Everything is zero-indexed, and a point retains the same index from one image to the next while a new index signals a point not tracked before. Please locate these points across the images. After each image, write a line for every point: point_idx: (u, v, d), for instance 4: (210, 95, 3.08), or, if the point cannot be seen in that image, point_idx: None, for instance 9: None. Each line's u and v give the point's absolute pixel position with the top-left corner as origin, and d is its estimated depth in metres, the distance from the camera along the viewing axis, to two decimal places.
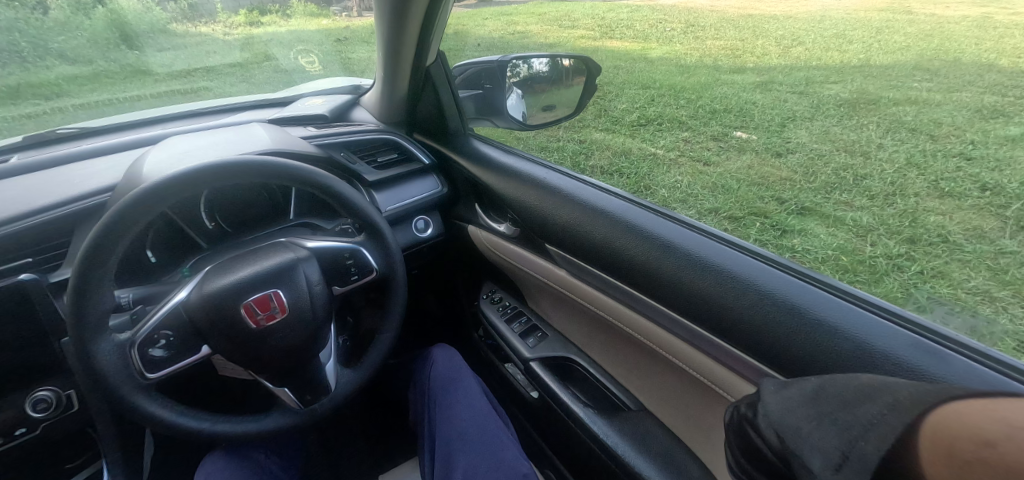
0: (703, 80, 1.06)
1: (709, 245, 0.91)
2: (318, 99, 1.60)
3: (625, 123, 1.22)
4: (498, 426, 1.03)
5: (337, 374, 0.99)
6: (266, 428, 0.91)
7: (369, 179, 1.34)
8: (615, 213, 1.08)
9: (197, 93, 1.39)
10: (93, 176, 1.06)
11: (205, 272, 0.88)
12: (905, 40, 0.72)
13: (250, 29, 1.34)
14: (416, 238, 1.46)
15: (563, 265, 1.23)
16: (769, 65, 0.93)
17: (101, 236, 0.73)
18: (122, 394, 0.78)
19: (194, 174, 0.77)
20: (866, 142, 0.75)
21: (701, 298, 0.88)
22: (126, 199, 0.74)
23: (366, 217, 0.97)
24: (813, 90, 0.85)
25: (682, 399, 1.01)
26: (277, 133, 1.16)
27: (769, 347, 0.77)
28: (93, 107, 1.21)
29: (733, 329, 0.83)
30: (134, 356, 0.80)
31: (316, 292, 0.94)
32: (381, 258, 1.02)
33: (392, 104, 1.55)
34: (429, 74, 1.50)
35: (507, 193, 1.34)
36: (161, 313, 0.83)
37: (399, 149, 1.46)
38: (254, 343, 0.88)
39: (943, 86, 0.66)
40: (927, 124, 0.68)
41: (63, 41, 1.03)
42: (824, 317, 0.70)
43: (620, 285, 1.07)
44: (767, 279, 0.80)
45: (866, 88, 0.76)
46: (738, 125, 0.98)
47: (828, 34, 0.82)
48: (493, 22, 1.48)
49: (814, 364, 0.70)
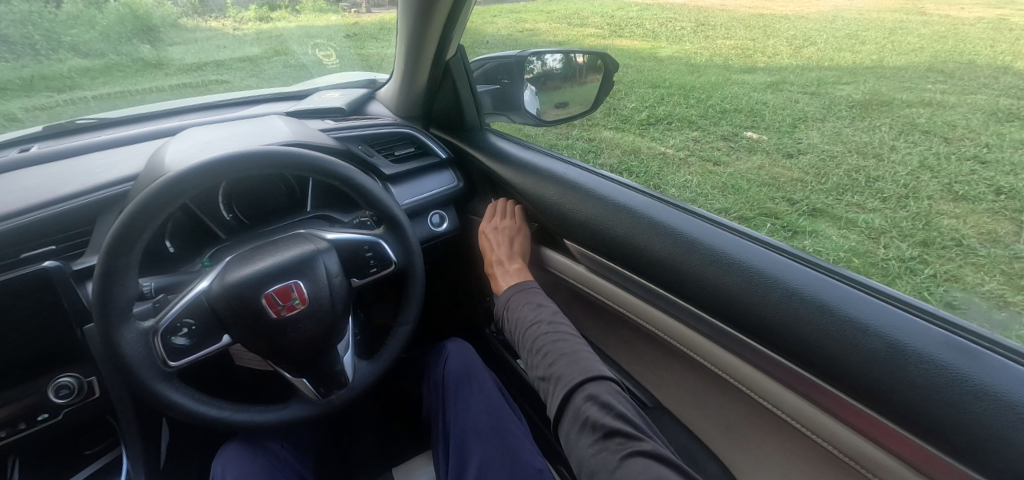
0: (714, 79, 1.04)
1: (733, 242, 0.91)
2: (334, 92, 1.62)
3: (635, 122, 1.23)
4: (511, 419, 1.03)
5: (355, 366, 0.99)
6: (286, 418, 0.91)
7: (386, 173, 1.34)
8: (635, 209, 1.09)
9: (207, 86, 1.40)
10: (114, 167, 1.07)
11: (227, 262, 0.89)
12: (918, 42, 0.70)
13: (260, 24, 1.34)
14: (431, 232, 1.44)
15: (582, 260, 1.24)
16: (781, 65, 0.91)
17: (128, 225, 0.73)
18: (144, 381, 0.78)
19: (219, 164, 0.78)
20: (879, 144, 0.75)
21: (727, 294, 0.88)
22: (153, 187, 0.75)
23: (386, 209, 0.98)
24: (824, 91, 0.84)
25: (699, 396, 1.02)
26: (296, 125, 1.17)
27: (793, 344, 0.78)
28: (108, 99, 1.22)
29: (758, 325, 0.83)
30: (157, 343, 0.80)
31: (335, 283, 0.93)
32: (400, 251, 1.03)
33: (409, 99, 1.56)
34: (448, 67, 1.50)
35: (522, 189, 1.35)
36: (183, 302, 0.83)
37: (416, 143, 1.46)
38: (275, 335, 0.88)
39: (957, 88, 0.65)
40: (942, 127, 0.67)
41: (75, 35, 1.04)
42: (856, 315, 0.71)
43: (638, 281, 1.08)
44: (797, 278, 0.80)
45: (879, 89, 0.74)
46: (749, 126, 0.97)
47: (840, 34, 0.81)
48: (502, 19, 1.43)
49: (840, 360, 0.71)
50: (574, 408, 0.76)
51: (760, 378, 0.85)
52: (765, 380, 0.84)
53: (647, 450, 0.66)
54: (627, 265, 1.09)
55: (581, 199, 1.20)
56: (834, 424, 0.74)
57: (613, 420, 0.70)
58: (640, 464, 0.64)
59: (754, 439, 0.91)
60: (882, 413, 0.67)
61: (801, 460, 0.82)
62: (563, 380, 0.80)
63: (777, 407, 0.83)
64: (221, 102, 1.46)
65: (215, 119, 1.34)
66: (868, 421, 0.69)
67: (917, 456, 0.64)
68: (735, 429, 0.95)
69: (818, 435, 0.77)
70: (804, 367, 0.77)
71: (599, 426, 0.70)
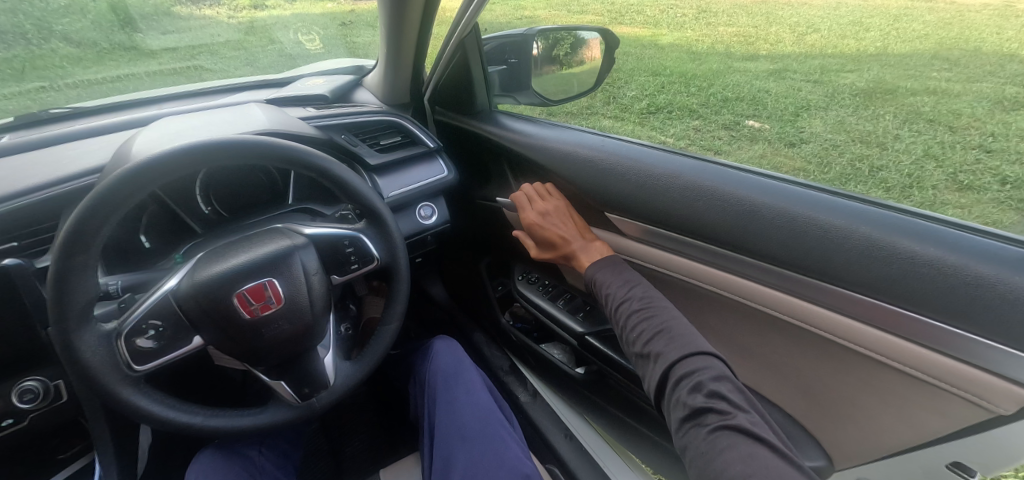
0: (714, 67, 1.07)
1: (782, 191, 0.90)
2: (320, 79, 1.55)
3: (634, 111, 1.22)
4: (499, 425, 1.02)
5: (337, 367, 0.96)
6: (262, 422, 0.88)
7: (370, 163, 1.29)
8: (683, 174, 1.04)
9: (191, 72, 1.34)
10: (83, 157, 1.02)
11: (197, 260, 0.85)
12: (923, 29, 0.74)
13: (254, 12, 1.34)
14: (420, 225, 1.39)
15: (629, 232, 1.16)
16: (783, 52, 0.93)
17: (84, 218, 0.68)
18: (107, 386, 0.74)
19: (185, 151, 0.74)
20: (883, 133, 0.80)
21: (793, 242, 0.85)
22: (112, 178, 0.70)
23: (365, 201, 0.95)
24: (828, 79, 0.87)
25: (756, 350, 0.99)
26: (275, 112, 1.15)
27: (866, 280, 0.76)
28: (85, 87, 1.16)
29: (826, 267, 0.81)
30: (121, 347, 0.77)
31: (314, 281, 0.91)
32: (382, 246, 1.01)
33: (398, 86, 1.49)
34: (463, 45, 1.38)
35: (550, 164, 1.29)
36: (150, 302, 0.80)
37: (404, 131, 1.41)
38: (249, 335, 0.85)
39: (962, 77, 0.70)
40: (946, 115, 0.72)
41: (68, 23, 1.05)
42: (926, 251, 0.71)
43: (697, 243, 1.02)
44: (870, 224, 0.77)
45: (884, 77, 0.79)
46: (750, 114, 1.01)
47: (844, 22, 0.84)
48: (501, 7, 1.29)
49: (923, 289, 0.70)
50: (671, 389, 0.72)
51: (833, 317, 0.82)
52: (840, 318, 0.81)
53: (742, 427, 0.61)
54: (679, 227, 1.04)
55: (617, 168, 1.14)
56: (918, 351, 0.72)
57: (703, 399, 0.66)
58: (733, 442, 0.60)
59: (819, 385, 0.89)
60: (974, 331, 0.66)
61: (874, 394, 0.81)
62: (661, 355, 0.76)
63: (855, 345, 0.80)
64: (200, 90, 1.39)
65: (194, 107, 1.28)
66: (965, 345, 0.67)
67: (1008, 367, 0.63)
68: (794, 376, 0.93)
69: (900, 363, 0.75)
70: (883, 297, 0.75)
71: (687, 405, 0.67)
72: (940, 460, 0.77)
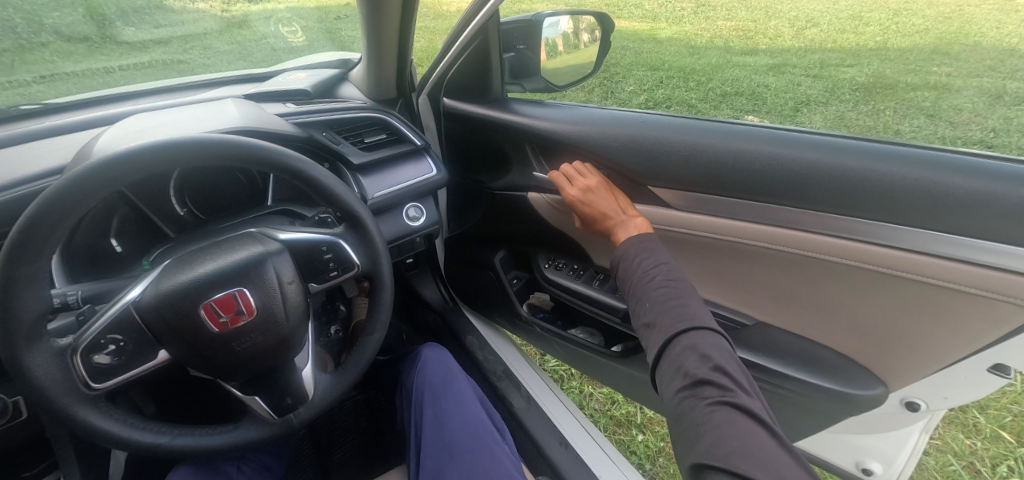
0: (714, 62, 1.14)
1: (819, 141, 0.92)
2: (302, 74, 1.46)
3: (632, 104, 1.24)
4: (486, 440, 1.00)
5: (316, 380, 0.93)
6: (235, 440, 0.86)
7: (354, 162, 1.26)
8: (716, 136, 1.04)
9: (172, 65, 1.27)
10: (47, 155, 0.98)
11: (164, 266, 0.82)
12: (924, 22, 0.81)
13: (249, 5, 1.37)
14: (408, 227, 1.38)
15: (674, 202, 1.10)
16: (783, 46, 1.00)
17: (35, 220, 0.64)
18: (62, 407, 0.70)
19: (148, 148, 0.70)
20: (884, 128, 0.87)
21: (841, 187, 0.86)
22: (62, 179, 0.66)
23: (342, 204, 0.91)
24: (828, 73, 0.94)
25: (796, 296, 0.98)
26: (251, 110, 1.12)
27: (924, 211, 0.79)
28: (63, 81, 1.12)
29: (881, 204, 0.82)
30: (77, 364, 0.72)
31: (288, 290, 0.89)
32: (364, 252, 0.97)
33: (388, 83, 1.39)
34: (484, 29, 1.25)
35: (573, 138, 1.24)
36: (108, 316, 0.75)
37: (388, 128, 1.38)
38: (220, 348, 0.83)
39: (964, 71, 0.77)
40: (947, 111, 0.80)
41: (58, 17, 1.04)
42: (973, 185, 0.75)
43: (745, 203, 0.99)
44: (916, 168, 0.80)
45: (883, 72, 0.86)
46: (750, 110, 1.05)
47: (843, 16, 0.92)
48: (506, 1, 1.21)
49: (984, 208, 0.73)
50: (669, 357, 0.72)
51: (884, 251, 0.83)
52: (893, 251, 0.82)
53: (743, 405, 0.61)
54: (721, 189, 1.02)
55: (645, 138, 1.12)
56: (976, 269, 0.74)
57: (707, 369, 0.66)
58: (732, 418, 0.59)
59: (869, 320, 0.89)
60: None
61: (925, 318, 0.82)
62: (665, 326, 0.76)
63: (909, 275, 0.81)
64: (179, 85, 1.29)
65: (171, 103, 1.19)
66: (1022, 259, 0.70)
67: None
68: (842, 313, 0.92)
69: (955, 282, 0.77)
70: (936, 225, 0.78)
71: (689, 374, 0.67)
72: (982, 364, 0.78)
